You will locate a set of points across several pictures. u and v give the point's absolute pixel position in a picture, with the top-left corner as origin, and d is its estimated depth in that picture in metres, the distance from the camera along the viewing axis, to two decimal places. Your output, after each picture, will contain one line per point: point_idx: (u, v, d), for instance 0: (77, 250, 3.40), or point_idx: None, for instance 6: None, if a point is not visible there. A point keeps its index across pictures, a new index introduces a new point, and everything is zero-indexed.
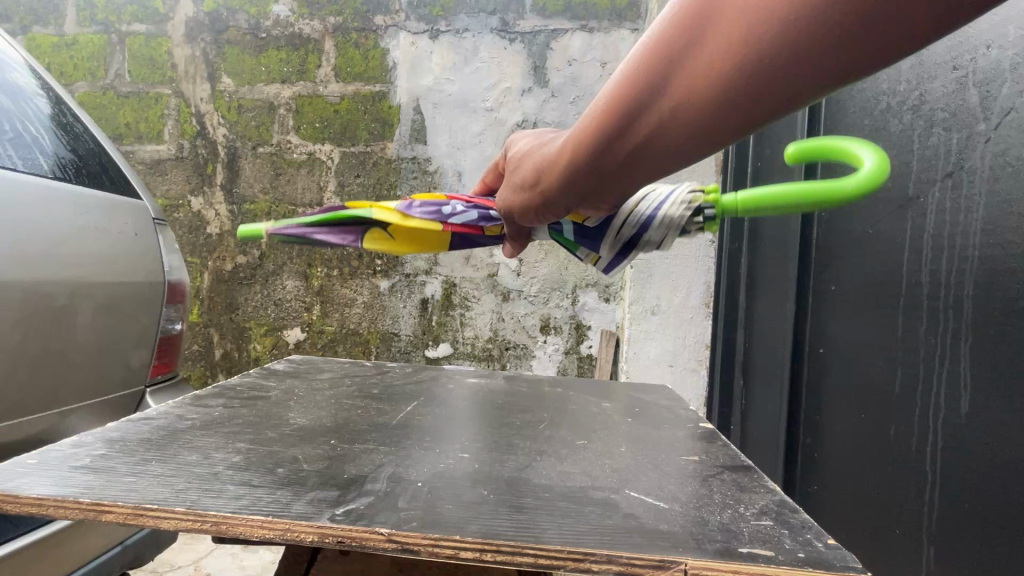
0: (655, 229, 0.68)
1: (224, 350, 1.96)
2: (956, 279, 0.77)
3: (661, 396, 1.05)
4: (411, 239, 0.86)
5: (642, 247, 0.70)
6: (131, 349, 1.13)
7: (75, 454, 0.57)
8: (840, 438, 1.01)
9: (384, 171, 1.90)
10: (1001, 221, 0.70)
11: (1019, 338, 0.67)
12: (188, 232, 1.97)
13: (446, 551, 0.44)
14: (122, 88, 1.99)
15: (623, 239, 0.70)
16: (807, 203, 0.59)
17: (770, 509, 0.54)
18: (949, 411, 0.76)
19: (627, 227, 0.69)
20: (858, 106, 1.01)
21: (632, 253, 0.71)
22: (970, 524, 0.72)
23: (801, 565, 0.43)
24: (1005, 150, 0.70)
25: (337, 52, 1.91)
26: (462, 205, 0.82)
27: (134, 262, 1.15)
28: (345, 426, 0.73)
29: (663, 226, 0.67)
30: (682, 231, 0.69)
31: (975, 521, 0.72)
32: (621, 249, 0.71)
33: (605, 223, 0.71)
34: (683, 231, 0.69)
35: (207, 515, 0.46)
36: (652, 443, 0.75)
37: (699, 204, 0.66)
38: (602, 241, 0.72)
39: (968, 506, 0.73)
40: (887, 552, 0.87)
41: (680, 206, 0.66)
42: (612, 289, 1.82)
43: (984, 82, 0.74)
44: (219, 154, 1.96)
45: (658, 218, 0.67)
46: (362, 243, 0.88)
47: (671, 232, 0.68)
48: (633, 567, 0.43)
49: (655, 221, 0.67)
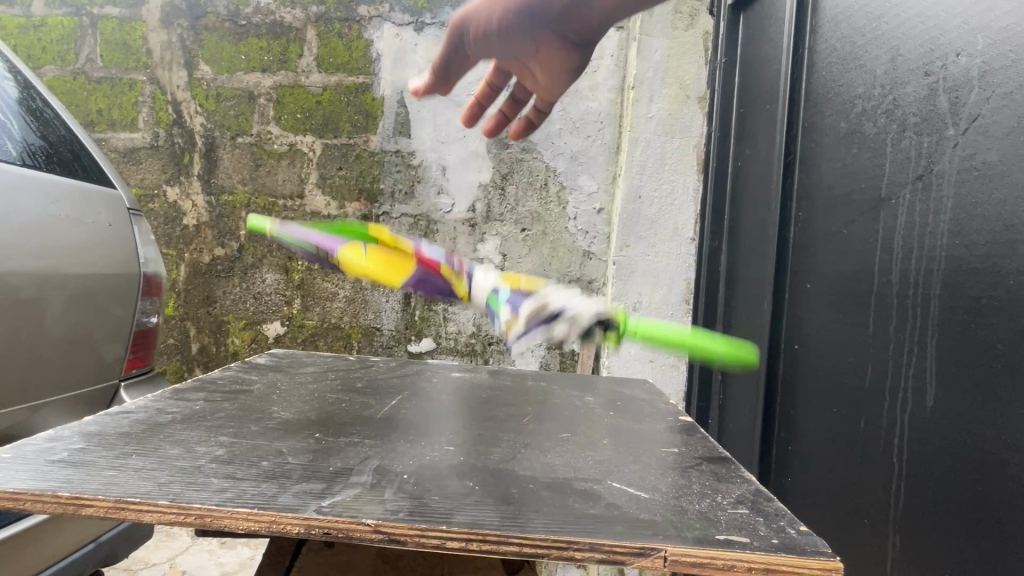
0: (572, 325, 0.77)
1: (201, 345, 1.93)
2: (924, 279, 0.79)
3: (642, 390, 1.08)
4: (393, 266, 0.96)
5: (558, 333, 0.78)
6: (104, 343, 1.10)
7: (53, 448, 0.56)
8: (814, 430, 1.03)
9: (366, 164, 1.88)
10: (968, 223, 0.73)
11: (986, 335, 0.69)
12: (164, 223, 1.93)
13: (433, 541, 0.44)
14: (93, 73, 1.92)
15: (546, 313, 0.78)
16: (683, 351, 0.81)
17: (747, 498, 0.56)
18: (917, 404, 0.79)
19: (550, 303, 0.78)
20: (834, 109, 1.04)
21: (547, 326, 0.77)
22: (935, 512, 0.75)
23: (775, 550, 0.45)
24: (973, 155, 0.73)
25: (320, 42, 1.88)
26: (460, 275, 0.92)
27: (106, 254, 1.12)
28: (328, 420, 0.73)
29: (570, 320, 0.77)
30: (588, 331, 0.79)
31: (937, 506, 0.75)
32: (537, 320, 0.78)
33: (546, 312, 0.78)
34: (589, 331, 0.79)
35: (192, 508, 0.45)
36: (634, 438, 0.76)
37: (608, 320, 0.80)
38: (530, 308, 0.78)
39: (933, 496, 0.76)
40: (857, 541, 0.90)
41: (592, 311, 0.79)
42: (596, 284, 1.84)
43: (954, 89, 0.76)
44: (196, 143, 1.92)
45: (574, 318, 0.77)
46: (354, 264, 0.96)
47: (581, 326, 0.78)
48: (616, 554, 0.44)
49: (569, 310, 0.77)
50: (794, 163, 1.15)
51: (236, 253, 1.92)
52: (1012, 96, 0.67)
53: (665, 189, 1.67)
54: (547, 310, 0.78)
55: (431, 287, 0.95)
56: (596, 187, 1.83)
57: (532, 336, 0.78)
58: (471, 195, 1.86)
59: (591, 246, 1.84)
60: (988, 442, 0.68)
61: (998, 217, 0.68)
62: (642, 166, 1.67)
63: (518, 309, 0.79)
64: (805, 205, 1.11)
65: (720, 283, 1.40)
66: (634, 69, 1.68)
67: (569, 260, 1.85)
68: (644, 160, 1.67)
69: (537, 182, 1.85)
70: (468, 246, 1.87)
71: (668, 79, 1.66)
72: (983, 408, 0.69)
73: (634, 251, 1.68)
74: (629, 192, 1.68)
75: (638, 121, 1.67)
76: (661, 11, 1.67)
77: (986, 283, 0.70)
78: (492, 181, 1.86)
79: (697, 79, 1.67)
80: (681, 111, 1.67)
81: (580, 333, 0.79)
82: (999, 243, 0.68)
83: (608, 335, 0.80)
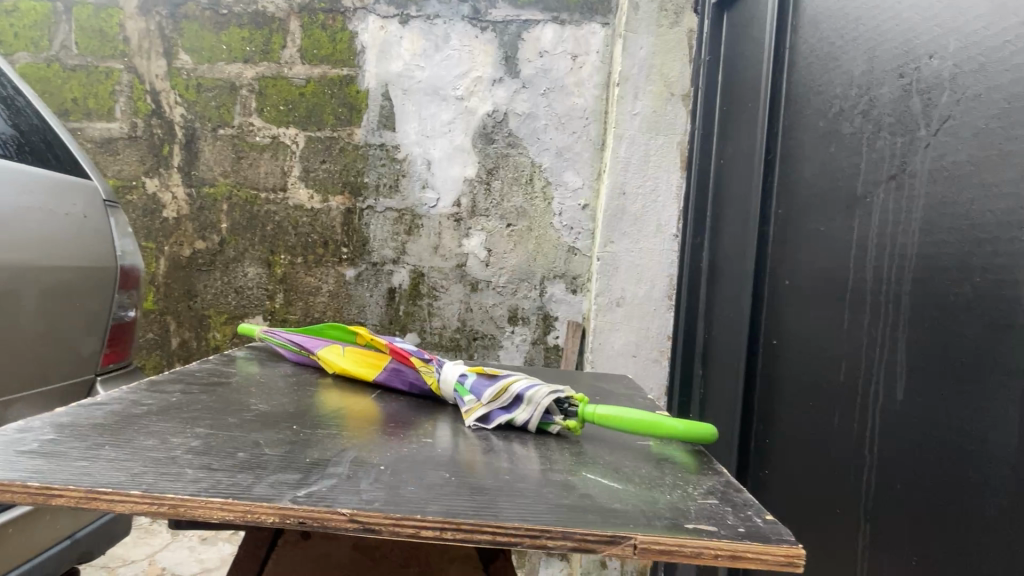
0: (529, 407, 0.74)
1: (181, 339, 1.90)
2: (897, 274, 0.77)
3: (621, 385, 1.09)
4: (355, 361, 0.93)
5: (518, 418, 0.74)
6: (79, 337, 1.09)
7: (22, 439, 0.55)
8: (790, 424, 1.01)
9: (350, 157, 1.87)
10: (937, 223, 0.71)
11: (961, 329, 0.66)
12: (143, 216, 1.89)
13: (408, 529, 0.45)
14: (68, 61, 1.88)
15: (503, 397, 0.76)
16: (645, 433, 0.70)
17: (717, 489, 0.58)
18: (890, 397, 0.76)
19: (510, 386, 0.76)
20: (814, 107, 1.00)
21: (508, 413, 0.75)
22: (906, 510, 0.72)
23: (741, 538, 0.46)
24: (943, 155, 0.70)
25: (304, 33, 1.86)
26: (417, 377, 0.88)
27: (81, 246, 1.10)
28: (306, 412, 0.73)
29: (531, 403, 0.74)
30: (548, 418, 0.74)
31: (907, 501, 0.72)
32: (497, 405, 0.75)
33: (508, 397, 0.75)
34: (548, 418, 0.74)
35: (164, 498, 0.45)
36: (610, 432, 0.77)
37: (569, 401, 0.76)
38: (489, 390, 0.76)
39: (902, 494, 0.72)
40: (829, 540, 0.86)
41: (550, 392, 0.74)
42: (580, 280, 1.86)
43: (926, 91, 0.74)
44: (176, 134, 1.88)
45: (533, 401, 0.74)
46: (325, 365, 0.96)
47: (538, 409, 0.73)
48: (587, 542, 0.45)
49: (528, 393, 0.74)
50: (775, 162, 1.11)
51: (217, 246, 1.89)
52: (981, 97, 0.65)
53: (649, 185, 1.70)
54: (506, 393, 0.76)
55: (399, 381, 0.89)
56: (581, 183, 1.84)
57: (495, 422, 0.74)
58: (456, 190, 1.86)
59: (575, 241, 1.85)
60: (955, 434, 0.65)
61: (966, 218, 0.67)
62: (627, 163, 1.69)
63: (479, 395, 0.77)
64: (785, 202, 1.07)
65: (702, 278, 1.39)
66: (619, 66, 1.69)
67: (554, 255, 1.85)
68: (629, 157, 1.69)
69: (522, 177, 1.85)
70: (453, 241, 1.87)
71: (652, 75, 1.68)
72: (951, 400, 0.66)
73: (618, 246, 1.71)
74: (613, 188, 1.70)
75: (622, 117, 1.69)
76: (645, 8, 1.68)
77: (961, 276, 0.67)
78: (478, 175, 1.85)
79: (681, 76, 1.68)
80: (664, 108, 1.68)
81: (541, 421, 0.74)
82: (967, 241, 0.66)
83: (570, 423, 0.72)
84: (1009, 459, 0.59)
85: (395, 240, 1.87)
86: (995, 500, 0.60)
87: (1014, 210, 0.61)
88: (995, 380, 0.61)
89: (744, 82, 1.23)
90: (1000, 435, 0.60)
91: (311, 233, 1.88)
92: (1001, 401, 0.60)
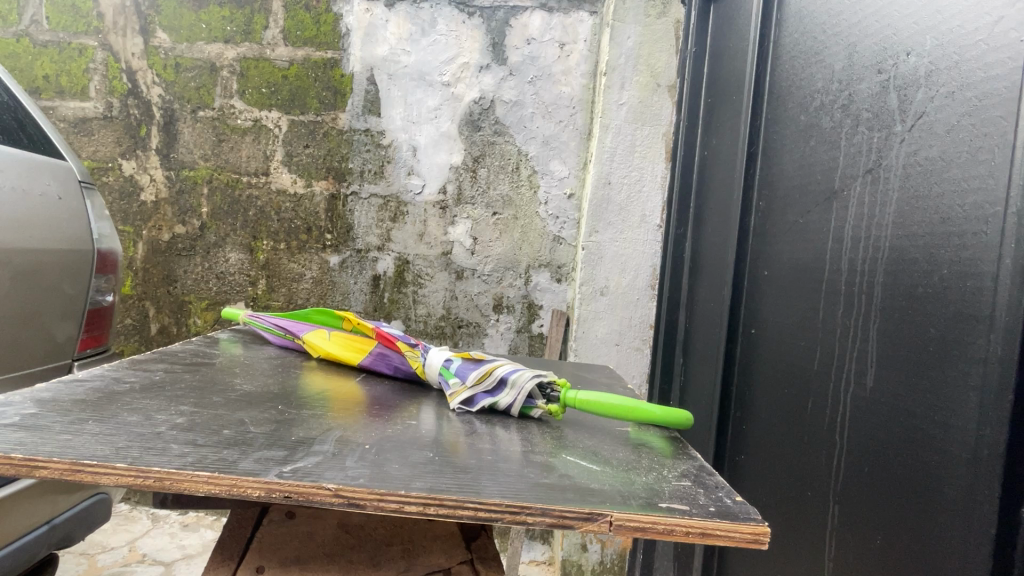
0: (513, 390, 0.75)
1: (161, 325, 1.88)
2: (870, 265, 0.74)
3: (602, 373, 1.12)
4: (342, 345, 0.93)
5: (501, 399, 0.75)
6: (55, 322, 1.07)
7: (1, 412, 0.54)
8: (767, 413, 0.98)
9: (335, 142, 1.84)
10: (910, 215, 0.68)
11: (925, 322, 0.63)
12: (120, 199, 1.85)
13: (391, 505, 0.46)
14: (38, 36, 1.81)
15: (488, 380, 0.77)
16: (626, 416, 0.72)
17: (691, 472, 0.60)
18: (858, 385, 0.74)
19: (496, 370, 0.77)
20: (796, 102, 0.98)
21: (493, 395, 0.76)
22: (867, 500, 0.70)
23: (711, 517, 0.48)
24: (916, 151, 0.67)
25: (288, 14, 1.82)
26: (405, 364, 0.88)
27: (56, 227, 1.09)
28: (290, 393, 0.73)
29: (514, 387, 0.75)
30: (531, 401, 0.76)
31: (872, 494, 0.69)
32: (481, 388, 0.76)
33: (494, 379, 0.77)
34: (532, 401, 0.76)
35: (151, 471, 0.45)
36: (588, 417, 0.79)
37: (552, 387, 0.77)
38: (474, 373, 0.77)
39: (864, 484, 0.71)
40: (795, 526, 0.85)
41: (535, 377, 0.75)
42: (565, 270, 1.87)
43: (903, 86, 0.71)
44: (154, 115, 1.84)
45: (516, 383, 0.75)
46: (309, 347, 0.95)
47: (521, 394, 0.74)
48: (565, 519, 0.46)
49: (512, 377, 0.76)
50: (758, 154, 1.09)
51: (198, 231, 1.86)
52: (955, 95, 0.62)
53: (635, 176, 1.72)
54: (491, 377, 0.77)
55: (384, 365, 0.90)
56: (566, 173, 1.84)
57: (478, 405, 0.76)
58: (442, 177, 1.85)
59: (561, 231, 1.86)
60: (919, 428, 0.63)
61: (937, 211, 0.64)
62: (613, 153, 1.71)
63: (465, 379, 0.78)
64: (766, 194, 1.06)
65: (685, 268, 1.38)
66: (607, 55, 1.69)
67: (540, 245, 1.86)
68: (615, 147, 1.70)
69: (508, 165, 1.85)
70: (439, 228, 1.86)
71: (639, 66, 1.69)
72: (917, 393, 0.63)
73: (602, 237, 1.73)
74: (599, 177, 1.72)
75: (609, 107, 1.70)
76: None
77: (928, 268, 0.64)
78: (463, 163, 1.85)
79: (668, 67, 1.70)
80: (651, 99, 1.70)
81: (524, 404, 0.75)
82: (936, 234, 0.63)
83: (551, 407, 0.74)
84: (968, 456, 0.56)
85: (379, 227, 1.86)
86: (953, 497, 0.57)
87: (983, 203, 0.58)
88: (958, 374, 0.58)
89: (731, 74, 1.22)
90: (961, 430, 0.57)
91: (294, 218, 1.86)
92: (963, 395, 0.57)
